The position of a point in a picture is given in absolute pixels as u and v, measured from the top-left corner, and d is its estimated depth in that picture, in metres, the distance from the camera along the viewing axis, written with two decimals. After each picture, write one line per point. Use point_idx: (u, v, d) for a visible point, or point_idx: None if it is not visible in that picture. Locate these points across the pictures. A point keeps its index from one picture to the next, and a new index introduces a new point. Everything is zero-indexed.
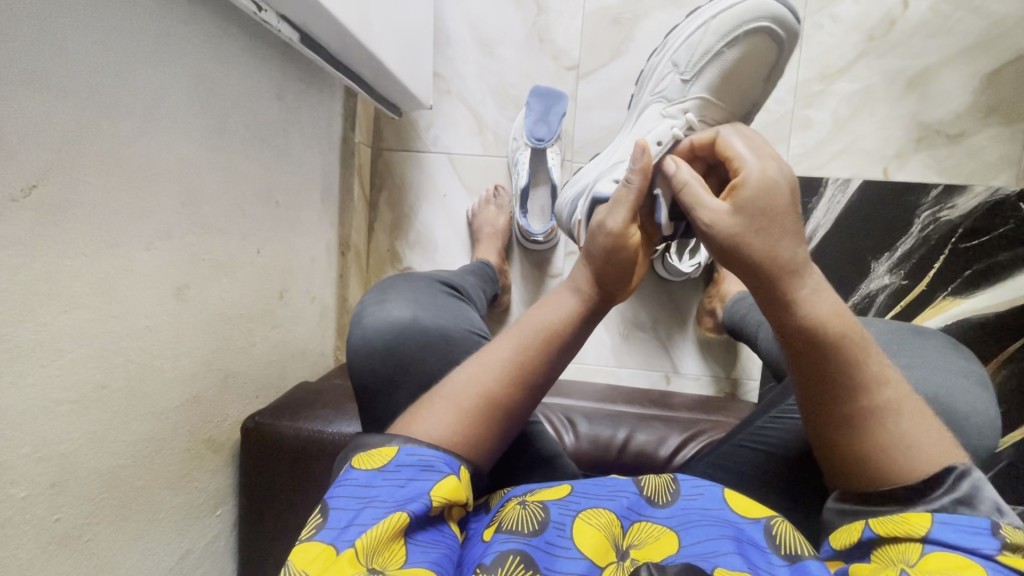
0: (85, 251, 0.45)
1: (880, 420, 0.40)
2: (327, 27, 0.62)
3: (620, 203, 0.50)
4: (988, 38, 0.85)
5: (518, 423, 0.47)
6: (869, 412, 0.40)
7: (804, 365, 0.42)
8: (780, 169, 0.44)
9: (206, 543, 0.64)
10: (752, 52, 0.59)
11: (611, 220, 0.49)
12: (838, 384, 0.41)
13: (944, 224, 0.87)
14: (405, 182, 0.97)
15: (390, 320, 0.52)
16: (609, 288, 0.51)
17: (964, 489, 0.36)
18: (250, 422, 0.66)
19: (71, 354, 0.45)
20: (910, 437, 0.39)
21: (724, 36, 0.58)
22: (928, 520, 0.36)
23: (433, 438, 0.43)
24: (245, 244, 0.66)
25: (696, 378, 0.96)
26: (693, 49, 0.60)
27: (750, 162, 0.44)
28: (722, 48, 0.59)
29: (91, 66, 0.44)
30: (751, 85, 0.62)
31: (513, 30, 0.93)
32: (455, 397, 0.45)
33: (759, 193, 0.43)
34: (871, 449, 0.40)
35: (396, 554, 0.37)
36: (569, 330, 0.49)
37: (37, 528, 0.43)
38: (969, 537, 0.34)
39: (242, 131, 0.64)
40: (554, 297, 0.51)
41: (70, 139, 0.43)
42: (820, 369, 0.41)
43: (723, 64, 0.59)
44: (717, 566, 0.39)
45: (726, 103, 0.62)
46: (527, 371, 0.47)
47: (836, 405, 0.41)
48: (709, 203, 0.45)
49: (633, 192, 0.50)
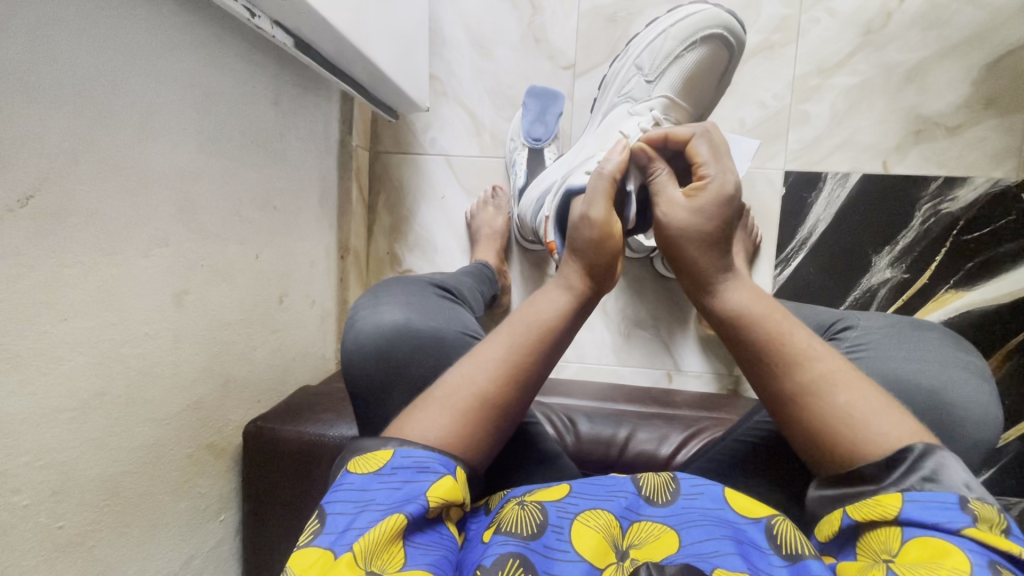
0: (83, 259, 0.45)
1: (821, 389, 0.41)
2: (321, 32, 0.62)
3: (597, 193, 0.52)
4: (985, 29, 0.85)
5: (513, 422, 0.47)
6: (811, 385, 0.42)
7: (745, 341, 0.46)
8: (733, 177, 0.50)
9: (210, 549, 0.64)
10: (707, 56, 0.69)
11: (594, 212, 0.51)
12: (777, 358, 0.44)
13: (945, 217, 0.86)
14: (403, 185, 0.97)
15: (382, 323, 0.53)
16: (599, 279, 0.52)
17: (928, 467, 0.36)
18: (251, 426, 0.66)
19: (70, 362, 0.45)
20: (854, 406, 0.40)
21: (684, 41, 0.69)
22: (898, 500, 0.35)
23: (430, 441, 0.43)
24: (243, 249, 0.66)
25: (698, 375, 0.95)
26: (658, 53, 0.70)
27: (712, 167, 0.50)
28: (682, 52, 0.69)
29: (86, 75, 0.44)
30: (707, 88, 0.72)
31: (508, 30, 0.93)
32: (448, 397, 0.45)
33: (710, 198, 0.49)
34: (825, 426, 0.40)
35: (395, 557, 0.37)
36: (562, 325, 0.49)
37: (38, 536, 0.43)
38: (938, 514, 0.34)
39: (238, 137, 0.64)
40: (546, 292, 0.51)
41: (65, 148, 0.43)
42: (760, 344, 0.45)
43: (684, 66, 0.69)
44: (717, 566, 0.39)
45: (687, 103, 0.71)
46: (517, 366, 0.47)
47: (778, 380, 0.43)
48: (669, 200, 0.51)
49: (607, 181, 0.52)
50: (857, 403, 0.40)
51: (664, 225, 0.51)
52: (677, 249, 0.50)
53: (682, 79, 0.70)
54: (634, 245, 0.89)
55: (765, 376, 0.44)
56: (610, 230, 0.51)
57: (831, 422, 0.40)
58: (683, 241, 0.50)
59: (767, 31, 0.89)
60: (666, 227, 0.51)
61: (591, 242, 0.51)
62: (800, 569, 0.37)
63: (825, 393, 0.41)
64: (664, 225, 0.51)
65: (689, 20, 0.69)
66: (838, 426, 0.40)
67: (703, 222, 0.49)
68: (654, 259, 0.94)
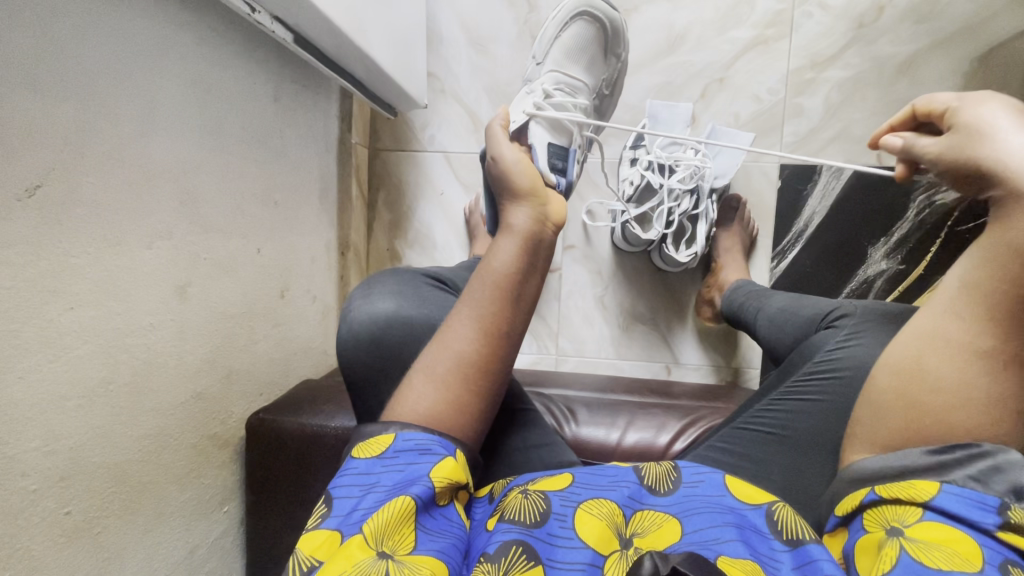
0: (89, 249, 0.46)
1: (1009, 373, 0.38)
2: (319, 27, 0.63)
3: (495, 138, 0.60)
4: (977, 21, 0.85)
5: (500, 377, 0.48)
6: (995, 355, 0.38)
7: (983, 285, 0.38)
8: (977, 97, 0.40)
9: (215, 538, 0.65)
10: (585, 32, 0.78)
11: (502, 153, 0.57)
12: (992, 313, 0.38)
13: (940, 208, 0.86)
14: (402, 182, 0.98)
15: (375, 312, 0.54)
16: (538, 216, 0.54)
17: (979, 467, 0.37)
18: (254, 418, 0.67)
19: (77, 350, 0.46)
20: (1000, 398, 0.38)
21: (561, 24, 0.78)
22: (934, 488, 0.37)
23: (421, 415, 0.44)
24: (245, 244, 0.67)
25: (696, 367, 0.96)
26: (544, 39, 0.79)
27: (936, 111, 0.43)
28: (558, 33, 0.78)
29: (91, 67, 0.45)
30: (595, 58, 0.79)
31: (505, 28, 0.94)
32: (430, 368, 0.46)
33: (965, 122, 0.40)
34: (950, 391, 0.39)
35: (406, 539, 0.38)
36: (512, 269, 0.50)
37: (46, 520, 0.44)
38: (970, 510, 0.36)
39: (241, 132, 0.65)
40: (498, 246, 0.52)
41: (73, 140, 0.44)
42: (999, 292, 0.38)
43: (562, 44, 0.78)
44: (720, 553, 0.40)
45: (576, 72, 0.79)
46: (487, 319, 0.48)
47: (966, 332, 0.39)
48: (921, 151, 0.43)
49: (501, 133, 0.60)
50: (1004, 397, 0.38)
51: (942, 172, 0.42)
52: (969, 175, 0.40)
53: (564, 53, 0.78)
54: (631, 239, 0.90)
55: (951, 317, 0.40)
56: (522, 158, 0.57)
57: (971, 396, 0.39)
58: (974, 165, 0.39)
59: (760, 26, 0.90)
60: (947, 166, 0.41)
61: (513, 173, 0.56)
62: (802, 554, 0.40)
63: (998, 371, 0.38)
64: (945, 173, 0.41)
65: (562, 8, 0.78)
66: (959, 402, 0.39)
67: (975, 148, 0.39)
68: (650, 253, 0.93)
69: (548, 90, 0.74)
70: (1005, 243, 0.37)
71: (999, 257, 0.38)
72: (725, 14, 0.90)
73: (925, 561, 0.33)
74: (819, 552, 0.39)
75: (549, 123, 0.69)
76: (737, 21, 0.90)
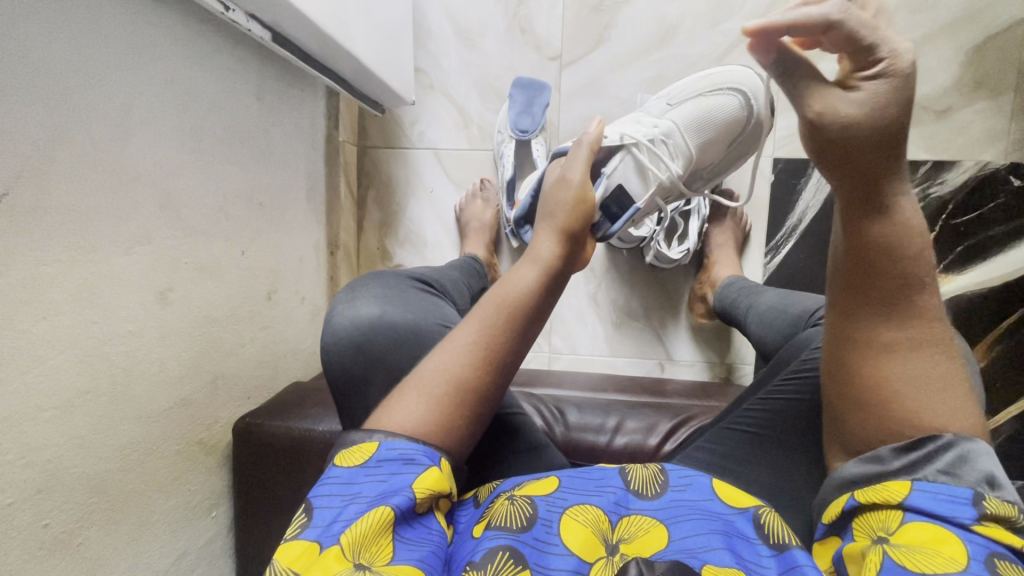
0: (61, 257, 0.45)
1: (916, 354, 0.40)
2: (297, 24, 0.61)
3: (579, 158, 0.60)
4: (972, 11, 0.84)
5: (491, 405, 0.48)
6: (901, 341, 0.40)
7: (867, 277, 0.40)
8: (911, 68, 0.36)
9: (203, 544, 0.64)
10: (727, 107, 0.68)
11: (571, 173, 0.59)
12: (876, 303, 0.41)
13: (933, 201, 0.85)
14: (391, 179, 0.97)
15: (359, 318, 0.53)
16: (568, 254, 0.55)
17: (947, 459, 0.36)
18: (241, 423, 0.66)
19: (50, 361, 0.45)
20: (915, 377, 0.39)
21: (712, 87, 0.70)
22: (906, 488, 0.36)
23: (409, 431, 0.43)
24: (229, 246, 0.66)
25: (691, 364, 0.95)
26: (687, 89, 0.71)
27: (882, 41, 0.36)
28: (703, 92, 0.70)
29: (60, 70, 0.44)
30: (718, 140, 0.69)
31: (493, 22, 0.93)
32: (427, 385, 0.45)
33: (883, 92, 0.37)
34: (888, 386, 0.40)
35: (384, 550, 0.38)
36: (530, 299, 0.50)
37: (25, 534, 0.43)
38: (944, 507, 0.35)
39: (221, 132, 0.63)
40: (519, 272, 0.52)
41: (39, 148, 0.43)
42: (885, 283, 0.40)
43: (700, 103, 0.69)
44: (706, 562, 0.40)
45: (696, 139, 0.68)
46: (493, 347, 0.47)
47: (878, 327, 0.41)
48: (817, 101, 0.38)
49: (583, 151, 0.61)
50: (916, 375, 0.39)
51: (814, 117, 0.38)
52: (833, 159, 0.39)
53: (698, 114, 0.69)
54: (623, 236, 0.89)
55: (848, 316, 0.42)
56: (585, 193, 0.58)
57: (897, 387, 0.39)
58: (847, 155, 0.39)
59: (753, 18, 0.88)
60: (825, 127, 0.38)
61: (568, 201, 0.57)
62: (786, 559, 0.39)
63: (910, 357, 0.40)
64: (813, 120, 0.39)
65: (725, 73, 0.70)
66: (888, 395, 0.40)
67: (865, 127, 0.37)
68: (643, 250, 0.93)
69: (655, 136, 0.68)
70: (865, 241, 0.40)
71: (858, 249, 0.40)
72: (717, 6, 0.89)
73: (909, 565, 0.33)
74: (803, 558, 0.39)
75: (638, 165, 0.67)
76: (730, 13, 0.88)
